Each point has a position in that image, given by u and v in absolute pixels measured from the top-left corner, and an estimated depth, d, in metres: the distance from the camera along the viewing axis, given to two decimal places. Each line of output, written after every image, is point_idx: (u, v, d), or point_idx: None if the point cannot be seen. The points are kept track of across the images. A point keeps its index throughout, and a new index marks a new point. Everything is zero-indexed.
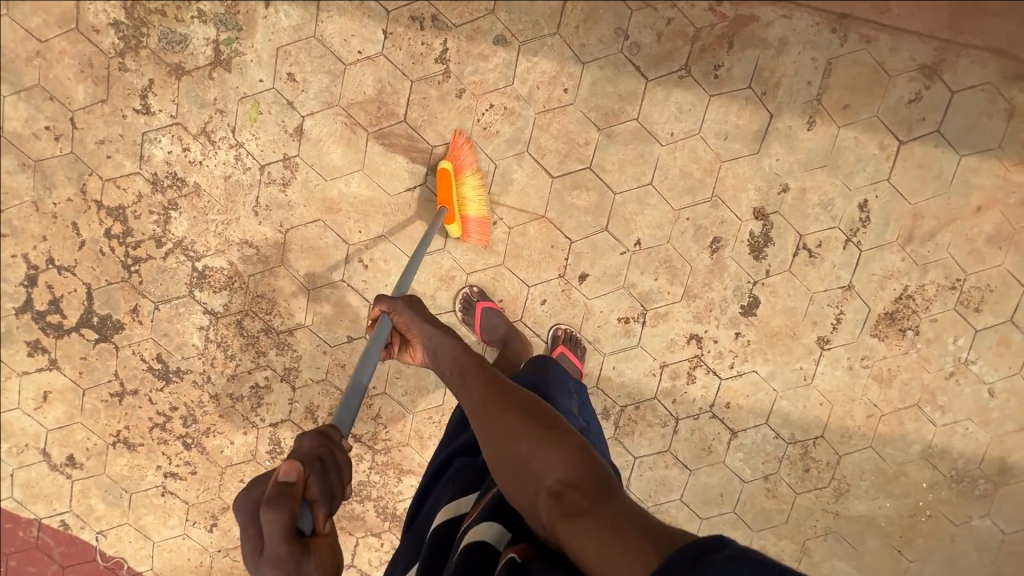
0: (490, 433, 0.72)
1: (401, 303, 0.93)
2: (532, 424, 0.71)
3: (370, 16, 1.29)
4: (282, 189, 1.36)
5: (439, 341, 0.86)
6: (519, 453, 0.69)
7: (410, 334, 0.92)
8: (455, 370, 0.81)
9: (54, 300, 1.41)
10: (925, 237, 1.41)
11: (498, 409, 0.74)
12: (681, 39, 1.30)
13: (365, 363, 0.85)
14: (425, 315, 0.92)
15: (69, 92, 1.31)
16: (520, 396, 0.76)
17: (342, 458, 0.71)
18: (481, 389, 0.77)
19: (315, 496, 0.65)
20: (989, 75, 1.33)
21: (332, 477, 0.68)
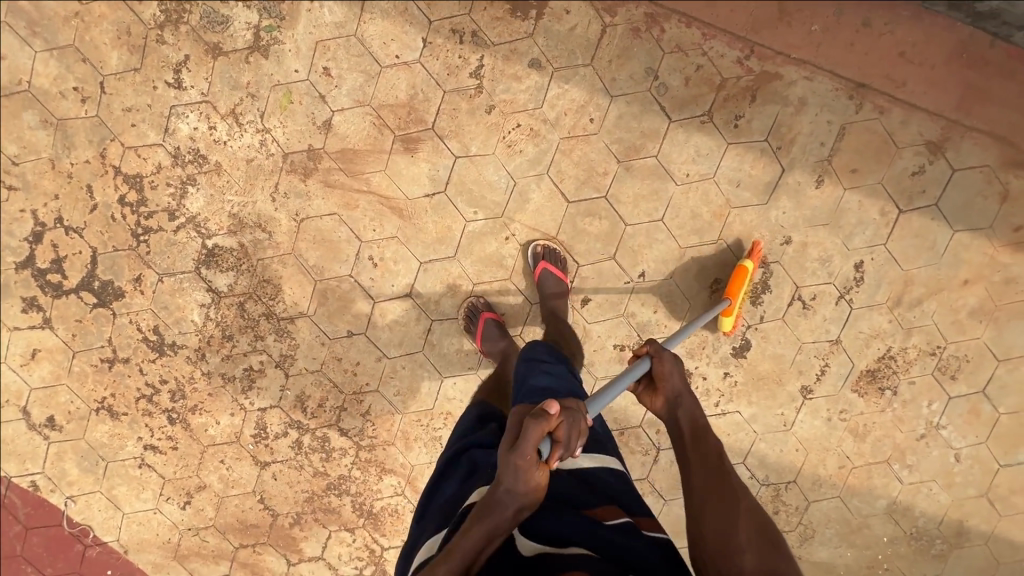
0: (713, 521, 0.81)
1: (667, 354, 1.00)
2: (765, 534, 0.80)
3: (412, 23, 1.32)
4: (302, 179, 1.38)
5: (688, 403, 0.96)
6: (733, 544, 0.78)
7: (660, 382, 0.98)
8: (697, 444, 0.92)
9: (57, 260, 1.40)
10: (913, 303, 1.47)
11: (725, 507, 0.82)
12: (707, 86, 1.36)
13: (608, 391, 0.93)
14: (684, 376, 0.99)
15: (102, 56, 1.31)
16: (754, 507, 0.83)
17: (581, 418, 0.83)
18: (722, 476, 0.87)
19: (561, 437, 0.79)
20: (989, 159, 1.40)
21: (569, 436, 0.80)
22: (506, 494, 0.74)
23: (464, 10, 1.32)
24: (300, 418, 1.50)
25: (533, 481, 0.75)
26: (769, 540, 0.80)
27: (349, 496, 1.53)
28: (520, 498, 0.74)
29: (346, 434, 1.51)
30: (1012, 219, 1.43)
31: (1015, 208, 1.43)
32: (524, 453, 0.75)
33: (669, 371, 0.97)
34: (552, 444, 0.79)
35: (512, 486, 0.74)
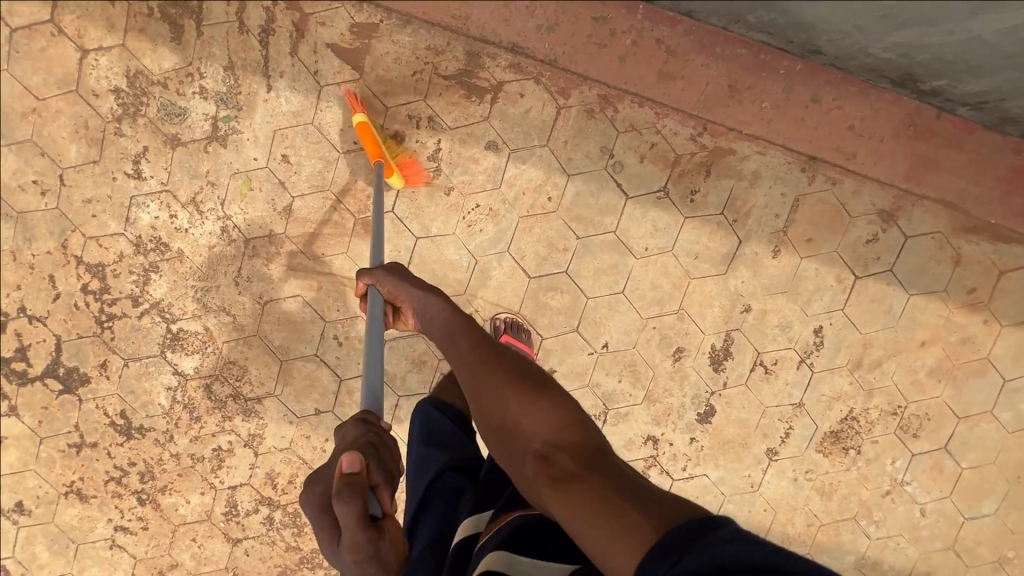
0: (464, 386, 0.86)
1: (381, 273, 1.02)
2: (526, 388, 0.81)
3: (368, 109, 1.33)
4: (265, 262, 1.40)
5: (432, 302, 0.96)
6: (509, 415, 0.80)
7: (397, 303, 1.02)
8: (447, 339, 0.91)
9: (21, 348, 1.41)
10: (872, 365, 1.50)
11: (487, 377, 0.84)
12: (662, 163, 1.38)
13: (373, 329, 0.97)
14: (403, 275, 1.02)
15: (60, 150, 1.32)
16: (513, 369, 0.84)
17: (384, 433, 0.85)
18: (467, 354, 0.87)
19: (379, 483, 0.78)
20: (940, 225, 1.44)
21: (386, 459, 0.82)
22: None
23: (420, 96, 1.33)
24: (271, 495, 1.51)
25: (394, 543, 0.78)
26: (530, 377, 0.83)
27: (323, 569, 1.54)
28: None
29: None
30: (965, 282, 1.47)
31: (968, 271, 1.46)
32: (355, 539, 0.74)
33: (393, 286, 1.00)
34: (376, 494, 0.78)
35: (363, 570, 0.75)
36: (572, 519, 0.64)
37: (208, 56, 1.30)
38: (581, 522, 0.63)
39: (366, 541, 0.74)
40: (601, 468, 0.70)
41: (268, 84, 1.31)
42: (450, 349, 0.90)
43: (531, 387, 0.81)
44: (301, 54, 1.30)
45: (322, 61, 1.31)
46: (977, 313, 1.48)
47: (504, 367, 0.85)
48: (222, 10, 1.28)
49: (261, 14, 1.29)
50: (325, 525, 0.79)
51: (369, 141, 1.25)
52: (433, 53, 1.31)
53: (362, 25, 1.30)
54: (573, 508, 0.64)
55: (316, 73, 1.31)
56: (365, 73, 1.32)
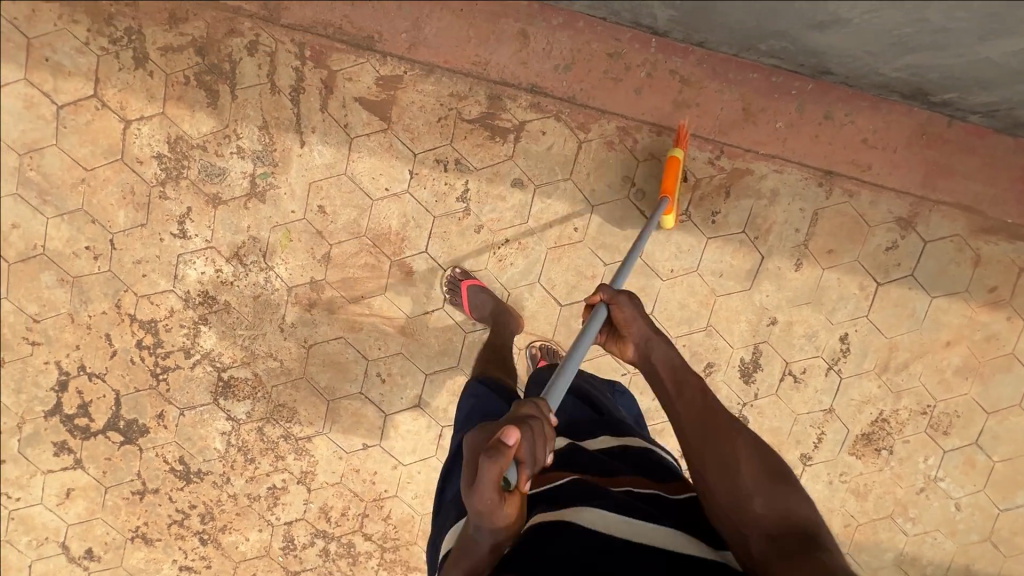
0: (692, 442, 0.82)
1: (623, 297, 0.95)
2: (752, 457, 0.81)
3: (397, 157, 1.39)
4: (308, 308, 1.46)
5: (660, 347, 0.92)
6: (736, 475, 0.78)
7: (623, 329, 0.95)
8: (677, 380, 0.89)
9: (83, 405, 1.48)
10: (899, 367, 1.54)
11: (728, 438, 0.82)
12: (682, 188, 1.43)
13: (587, 337, 0.90)
14: (644, 313, 0.95)
15: (110, 216, 1.39)
16: (746, 436, 0.84)
17: (541, 425, 0.70)
18: (706, 409, 0.86)
19: (525, 460, 0.66)
20: (957, 228, 1.47)
21: (537, 444, 0.68)
22: (478, 532, 0.70)
23: (446, 140, 1.39)
24: (325, 527, 1.57)
25: (499, 519, 0.67)
26: (764, 459, 0.81)
27: None
28: (497, 532, 0.69)
29: (371, 538, 1.58)
30: (986, 281, 1.50)
31: (988, 271, 1.50)
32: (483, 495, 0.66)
33: (628, 314, 0.93)
34: (518, 469, 0.67)
35: (477, 525, 0.69)
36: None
37: (243, 118, 1.36)
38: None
39: (494, 504, 0.66)
40: (822, 553, 0.70)
41: (301, 140, 1.38)
42: (680, 403, 0.87)
43: (760, 458, 0.81)
44: (331, 109, 1.37)
45: (352, 114, 1.37)
46: (1000, 310, 1.52)
47: (738, 431, 0.83)
48: (254, 74, 1.34)
49: (291, 75, 1.35)
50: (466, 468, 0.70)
51: None
52: (456, 99, 1.37)
53: (387, 77, 1.36)
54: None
55: (347, 127, 1.37)
56: (393, 123, 1.38)
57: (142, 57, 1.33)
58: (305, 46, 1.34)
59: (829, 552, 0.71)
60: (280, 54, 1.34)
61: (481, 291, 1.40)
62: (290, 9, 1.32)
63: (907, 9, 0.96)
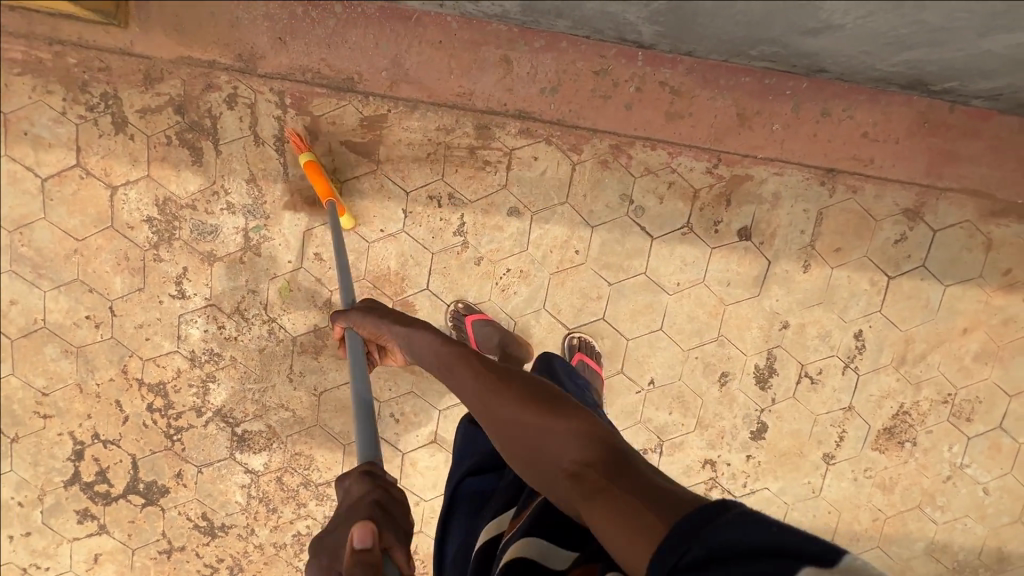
0: (481, 410, 0.82)
1: (353, 313, 1.13)
2: (523, 410, 0.77)
3: (389, 197, 1.36)
4: (314, 356, 1.45)
5: (425, 337, 1.02)
6: (516, 428, 0.75)
7: (383, 338, 1.12)
8: (445, 360, 0.94)
9: (100, 471, 1.48)
10: (917, 358, 1.51)
11: (495, 392, 0.82)
12: (682, 200, 1.40)
13: (357, 364, 0.97)
14: (389, 318, 1.10)
15: (106, 283, 1.38)
16: (528, 391, 0.81)
17: (396, 502, 0.75)
18: (473, 380, 0.85)
19: (394, 549, 0.68)
20: (967, 214, 1.44)
21: (394, 523, 0.72)
22: None
23: (437, 175, 1.36)
24: None
25: None
26: (541, 396, 0.79)
27: None
28: None
29: None
30: (999, 265, 1.47)
31: (1001, 254, 1.46)
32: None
33: (376, 326, 1.10)
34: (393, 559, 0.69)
35: None
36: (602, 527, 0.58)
37: (229, 173, 1.34)
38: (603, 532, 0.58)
39: None
40: (623, 472, 0.64)
41: (291, 189, 1.35)
42: (453, 377, 0.89)
43: (536, 404, 0.77)
44: (318, 155, 1.34)
45: (339, 158, 1.34)
46: (1016, 292, 1.48)
47: (515, 389, 0.81)
48: (235, 127, 1.32)
49: (274, 124, 1.32)
50: None
51: (317, 179, 1.26)
52: (444, 133, 1.34)
53: (371, 118, 1.32)
54: (607, 516, 0.58)
55: (335, 171, 1.35)
56: (382, 163, 1.35)
57: (121, 121, 1.30)
58: (284, 94, 1.31)
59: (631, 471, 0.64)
60: (260, 105, 1.31)
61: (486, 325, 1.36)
62: (266, 58, 1.29)
63: (903, 12, 0.92)
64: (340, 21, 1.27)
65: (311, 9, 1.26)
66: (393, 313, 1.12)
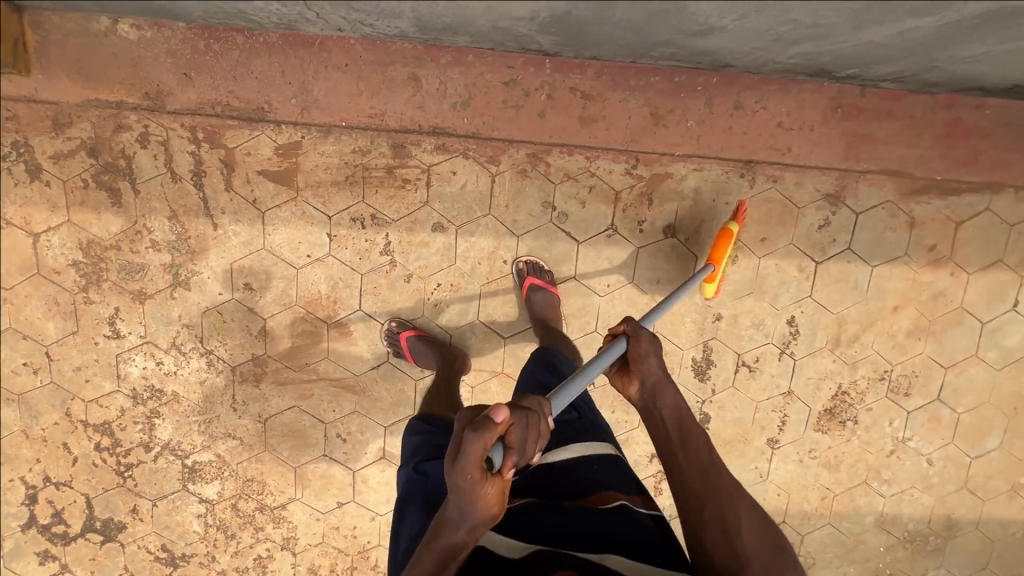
0: (690, 489, 0.90)
1: (644, 333, 1.04)
2: (747, 521, 0.87)
3: (312, 222, 1.37)
4: (256, 384, 1.47)
5: (668, 392, 0.99)
6: (729, 531, 0.85)
7: (636, 363, 1.01)
8: (688, 441, 0.95)
9: (56, 513, 1.50)
10: (851, 339, 1.54)
11: (711, 489, 0.89)
12: (604, 203, 1.41)
13: (596, 366, 0.97)
14: (661, 352, 1.03)
15: (39, 328, 1.39)
16: (735, 497, 0.89)
17: (539, 417, 0.80)
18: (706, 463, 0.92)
19: (513, 443, 0.75)
20: (887, 195, 1.46)
21: (530, 434, 0.78)
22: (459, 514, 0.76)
23: (358, 198, 1.37)
24: None
25: (490, 503, 0.75)
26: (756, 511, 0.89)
27: None
28: (470, 515, 0.76)
29: None
30: (924, 242, 1.49)
31: (924, 231, 1.48)
32: (467, 472, 0.73)
33: (645, 348, 1.02)
34: (505, 450, 0.76)
35: (469, 504, 0.75)
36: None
37: (150, 211, 1.34)
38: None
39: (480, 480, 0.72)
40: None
41: (214, 222, 1.36)
42: (685, 457, 0.93)
43: (755, 520, 0.87)
44: (237, 187, 1.35)
45: (259, 188, 1.35)
46: (942, 267, 1.51)
47: (737, 492, 0.90)
48: (151, 166, 1.32)
49: (189, 159, 1.32)
50: (453, 441, 0.75)
51: None
52: (360, 155, 1.35)
53: (286, 145, 1.33)
54: None
55: (256, 201, 1.36)
56: (302, 189, 1.35)
57: (35, 168, 1.30)
58: (196, 128, 1.31)
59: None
60: (172, 141, 1.31)
61: (418, 340, 1.39)
62: (173, 94, 1.29)
63: (774, 14, 0.92)
64: (243, 52, 1.26)
65: (212, 43, 1.26)
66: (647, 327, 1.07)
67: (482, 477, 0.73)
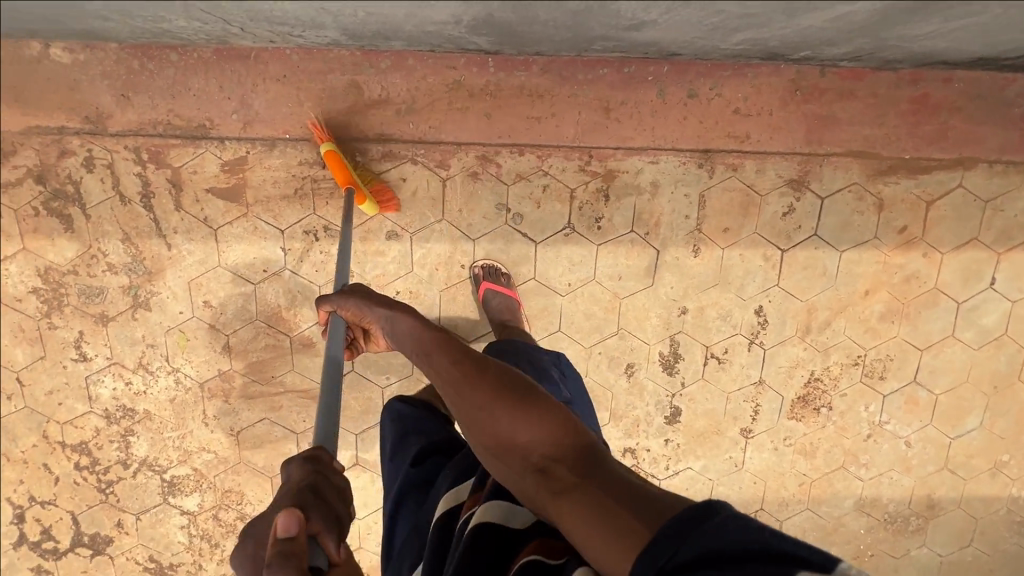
0: (450, 399, 0.79)
1: (339, 298, 0.95)
2: (515, 403, 0.74)
3: (266, 237, 1.37)
4: (225, 398, 1.48)
5: (399, 321, 0.87)
6: (499, 435, 0.74)
7: (366, 320, 0.94)
8: (416, 346, 0.83)
9: (45, 530, 1.55)
10: (822, 326, 1.52)
11: (467, 390, 0.77)
12: (560, 201, 1.39)
13: (332, 346, 0.91)
14: (369, 298, 0.93)
15: (9, 356, 1.41)
16: (495, 376, 0.77)
17: (331, 486, 0.65)
18: (443, 377, 0.79)
19: (322, 532, 0.60)
20: (853, 177, 1.41)
21: (331, 505, 0.63)
22: None
23: (308, 210, 1.36)
24: None
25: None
26: (514, 387, 0.77)
27: None
28: None
29: None
30: (894, 223, 1.45)
31: (894, 212, 1.44)
32: None
33: (358, 305, 0.93)
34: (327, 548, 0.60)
35: None
36: (581, 537, 0.65)
37: (103, 235, 1.35)
38: (593, 544, 0.63)
39: None
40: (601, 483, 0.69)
41: (167, 242, 1.36)
42: (428, 364, 0.81)
43: (516, 399, 0.75)
44: (187, 206, 1.34)
45: (208, 206, 1.34)
46: (914, 248, 1.47)
47: (495, 377, 0.77)
48: (99, 190, 1.32)
49: (136, 181, 1.32)
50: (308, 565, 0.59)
51: (338, 169, 1.23)
52: (307, 167, 1.33)
53: (231, 162, 1.32)
54: (576, 517, 0.66)
55: (207, 219, 1.35)
56: (251, 205, 1.35)
57: None
58: (140, 150, 1.30)
59: (602, 471, 0.70)
60: (118, 164, 1.30)
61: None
62: (114, 116, 1.27)
63: (699, 7, 0.88)
64: (178, 68, 1.24)
65: (147, 62, 1.23)
66: (349, 285, 0.98)
67: None
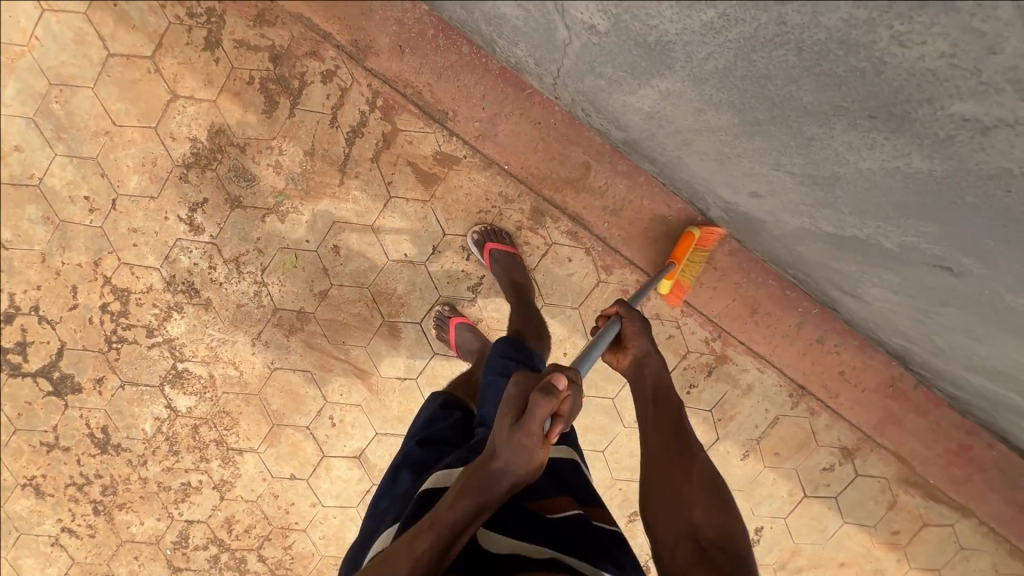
0: (649, 446, 0.90)
1: (637, 317, 1.04)
2: (682, 459, 0.87)
3: (428, 230, 1.39)
4: (286, 334, 1.44)
5: (653, 364, 1.00)
6: (665, 484, 0.84)
7: (626, 341, 1.03)
8: (656, 400, 0.96)
9: (22, 343, 1.41)
10: (794, 569, 1.66)
11: (670, 446, 0.89)
12: (673, 353, 1.51)
13: (601, 341, 0.97)
14: (649, 334, 1.03)
15: (122, 177, 1.34)
16: (674, 434, 0.91)
17: (585, 389, 0.79)
18: (674, 434, 0.91)
19: (563, 412, 0.75)
20: (887, 471, 1.61)
21: (576, 402, 0.78)
22: (504, 472, 0.71)
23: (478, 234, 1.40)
24: (223, 536, 1.54)
25: (533, 460, 0.72)
26: (680, 451, 0.89)
27: None
28: (518, 474, 0.72)
29: (264, 561, 1.55)
30: (893, 524, 1.64)
31: (898, 516, 1.63)
32: (528, 432, 0.70)
33: (634, 327, 1.02)
34: (554, 418, 0.75)
35: (513, 472, 0.71)
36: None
37: (293, 137, 1.33)
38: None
39: (536, 440, 0.71)
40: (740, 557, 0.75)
41: (342, 179, 1.36)
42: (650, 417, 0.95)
43: (683, 453, 0.88)
44: (382, 163, 1.35)
45: (398, 175, 1.36)
46: (894, 551, 1.65)
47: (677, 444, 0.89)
48: (319, 102, 1.32)
49: (356, 116, 1.33)
50: (514, 399, 0.74)
51: None
52: (503, 200, 1.39)
53: (446, 155, 1.36)
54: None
55: (389, 184, 1.36)
56: (434, 199, 1.38)
57: (213, 41, 1.28)
58: (379, 96, 1.33)
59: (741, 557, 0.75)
60: (352, 94, 1.32)
61: (469, 331, 1.37)
62: (379, 56, 1.30)
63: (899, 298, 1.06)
64: (461, 60, 1.29)
65: (440, 37, 1.28)
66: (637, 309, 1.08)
67: (541, 442, 0.71)
